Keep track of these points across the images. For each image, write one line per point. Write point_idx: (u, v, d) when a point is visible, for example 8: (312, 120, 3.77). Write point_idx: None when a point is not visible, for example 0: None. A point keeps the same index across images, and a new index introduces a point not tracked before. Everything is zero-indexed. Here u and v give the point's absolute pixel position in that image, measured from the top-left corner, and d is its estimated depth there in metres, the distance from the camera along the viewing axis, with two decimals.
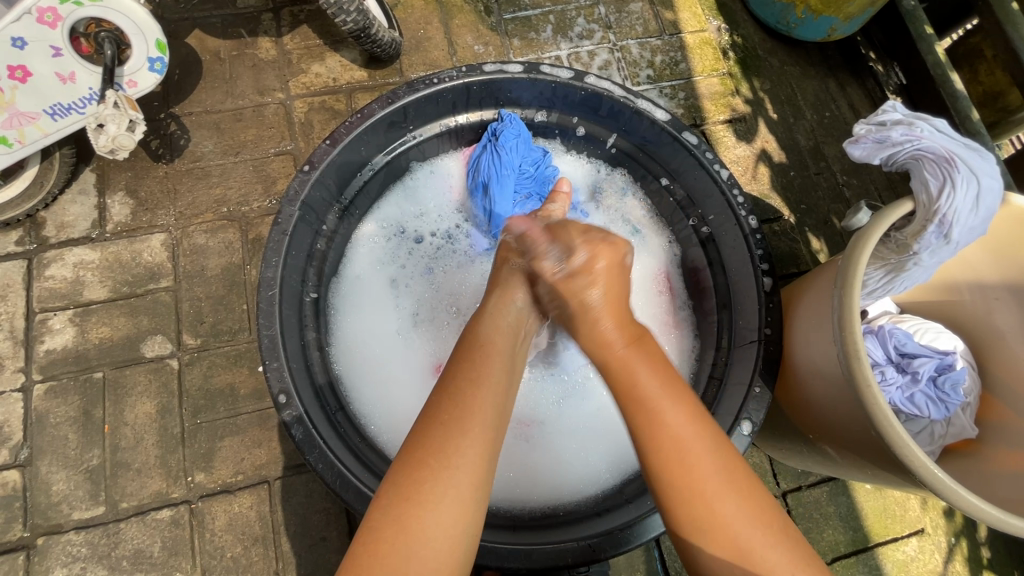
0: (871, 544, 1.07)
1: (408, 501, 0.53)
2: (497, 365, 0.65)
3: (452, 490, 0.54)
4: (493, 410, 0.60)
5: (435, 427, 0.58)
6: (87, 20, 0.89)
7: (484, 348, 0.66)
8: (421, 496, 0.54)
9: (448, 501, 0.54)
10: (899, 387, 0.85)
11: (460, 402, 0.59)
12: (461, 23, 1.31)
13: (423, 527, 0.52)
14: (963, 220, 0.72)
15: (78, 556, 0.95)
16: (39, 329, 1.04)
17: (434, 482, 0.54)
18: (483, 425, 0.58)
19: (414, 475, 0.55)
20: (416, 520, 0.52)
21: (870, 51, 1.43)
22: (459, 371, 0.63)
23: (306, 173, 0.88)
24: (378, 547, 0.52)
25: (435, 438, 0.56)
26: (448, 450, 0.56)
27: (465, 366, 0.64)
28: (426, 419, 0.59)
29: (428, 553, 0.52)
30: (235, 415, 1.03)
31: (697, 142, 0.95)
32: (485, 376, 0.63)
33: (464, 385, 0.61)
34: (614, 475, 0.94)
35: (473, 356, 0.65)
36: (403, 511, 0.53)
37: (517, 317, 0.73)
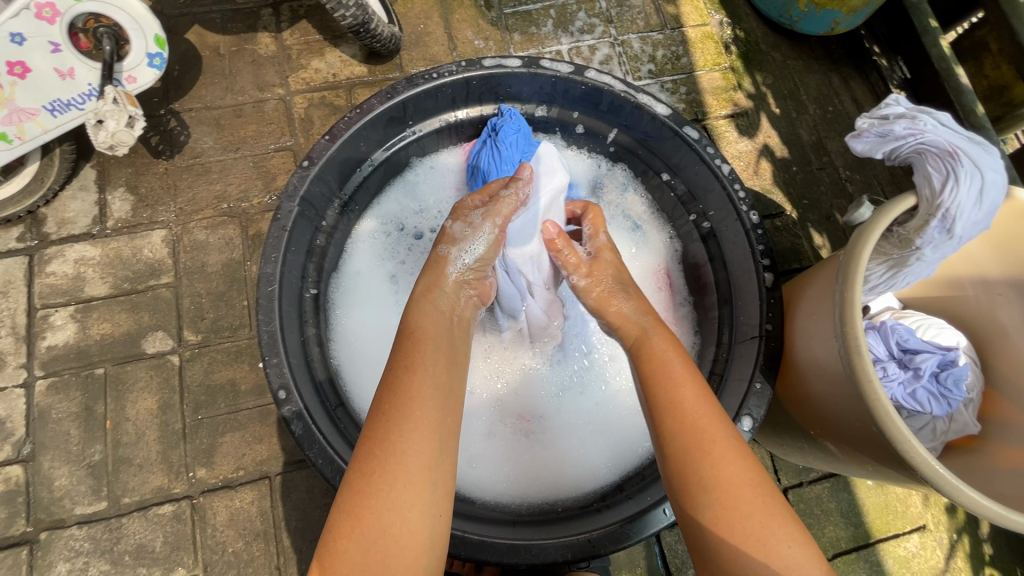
0: (873, 541, 1.07)
1: (362, 493, 0.54)
2: (429, 349, 0.66)
3: (404, 479, 0.55)
4: (432, 393, 0.61)
5: (379, 418, 0.58)
6: (86, 16, 0.89)
7: (416, 335, 0.67)
8: (373, 485, 0.54)
9: (402, 490, 0.54)
10: (900, 382, 0.85)
11: (397, 391, 0.60)
12: (461, 18, 1.30)
13: (382, 520, 0.53)
14: (966, 214, 0.71)
15: (81, 551, 0.95)
16: (41, 326, 1.04)
17: (384, 475, 0.55)
18: (424, 409, 0.59)
19: (366, 468, 0.55)
20: (372, 511, 0.53)
21: (874, 45, 1.41)
22: (393, 361, 0.63)
23: (305, 168, 0.88)
24: (344, 542, 0.52)
25: (381, 431, 0.57)
26: (392, 441, 0.56)
27: (399, 357, 0.64)
28: (371, 414, 0.59)
29: (393, 543, 0.52)
30: (236, 411, 1.03)
31: (698, 137, 0.94)
32: (417, 364, 0.63)
33: (401, 374, 0.61)
34: (612, 471, 0.94)
35: (404, 343, 0.66)
36: (360, 504, 0.54)
37: (447, 301, 0.75)
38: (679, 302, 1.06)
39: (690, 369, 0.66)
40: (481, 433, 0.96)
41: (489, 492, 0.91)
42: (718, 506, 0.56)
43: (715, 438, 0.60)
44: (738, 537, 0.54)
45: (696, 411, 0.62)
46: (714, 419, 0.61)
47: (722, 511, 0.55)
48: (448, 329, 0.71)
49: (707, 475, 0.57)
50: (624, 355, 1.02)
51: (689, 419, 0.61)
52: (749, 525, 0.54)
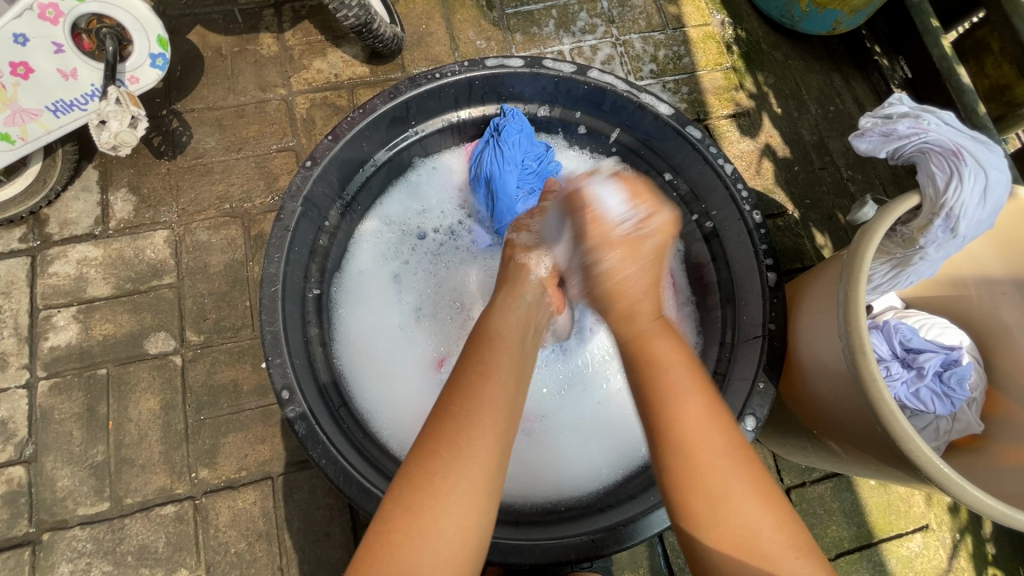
0: (876, 540, 1.07)
1: (423, 491, 0.53)
2: (503, 359, 0.65)
3: (464, 483, 0.54)
4: (505, 401, 0.60)
5: (450, 418, 0.58)
6: (89, 16, 0.89)
7: (493, 342, 0.68)
8: (437, 485, 0.53)
9: (462, 494, 0.54)
10: (904, 382, 0.85)
11: (471, 394, 0.60)
12: (463, 18, 1.30)
13: (437, 520, 0.52)
14: (970, 213, 0.71)
15: (84, 551, 0.95)
16: (43, 326, 1.04)
17: (447, 476, 0.54)
18: (495, 417, 0.58)
19: (428, 466, 0.55)
20: (430, 512, 0.52)
21: (875, 45, 1.41)
22: (469, 364, 0.63)
23: (307, 168, 0.88)
24: (394, 538, 0.52)
25: (448, 431, 0.56)
26: (463, 441, 0.56)
27: (474, 361, 0.64)
28: (441, 411, 0.59)
29: (443, 546, 0.51)
30: (238, 411, 1.03)
31: (700, 136, 0.94)
32: (489, 370, 0.62)
33: (477, 378, 0.61)
34: (615, 471, 0.94)
35: (485, 350, 0.66)
36: (419, 502, 0.53)
37: (525, 310, 0.76)
38: (682, 302, 1.06)
39: (691, 371, 0.61)
40: None
41: None
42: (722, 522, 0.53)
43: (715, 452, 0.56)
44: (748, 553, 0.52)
45: (698, 417, 0.58)
46: (717, 426, 0.57)
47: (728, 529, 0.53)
48: (522, 339, 0.71)
49: (714, 488, 0.54)
50: None
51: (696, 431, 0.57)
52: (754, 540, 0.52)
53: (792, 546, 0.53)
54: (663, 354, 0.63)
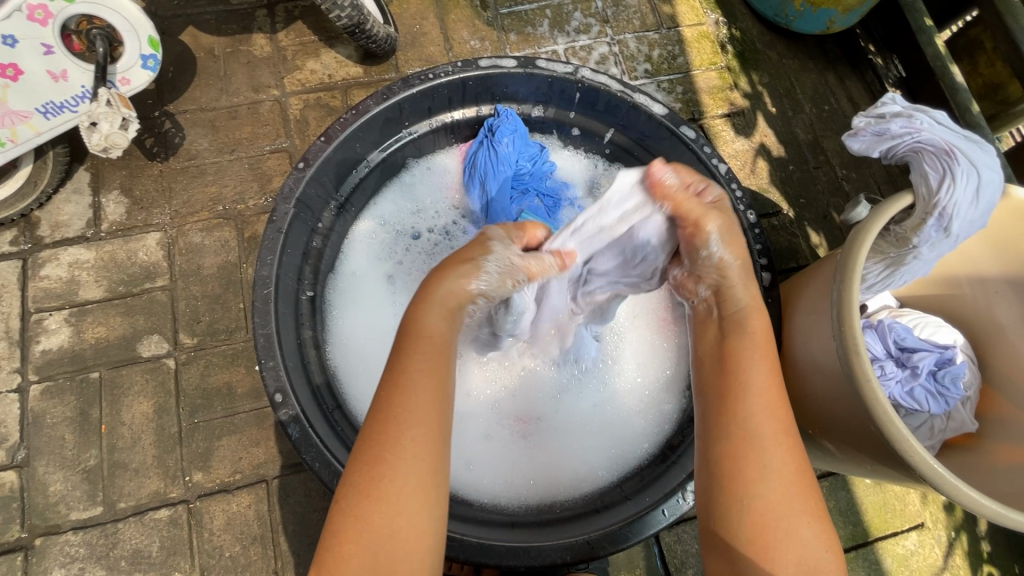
0: (871, 539, 1.07)
1: (367, 498, 0.54)
2: (430, 349, 0.61)
3: (406, 485, 0.54)
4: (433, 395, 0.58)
5: (381, 422, 0.57)
6: (79, 17, 0.88)
7: (419, 334, 0.62)
8: (380, 491, 0.54)
9: (409, 495, 0.54)
10: (898, 381, 0.86)
11: (399, 393, 0.58)
12: (457, 18, 1.30)
13: (388, 522, 0.53)
14: (963, 213, 0.72)
15: (77, 556, 0.94)
16: (34, 330, 1.03)
17: (389, 481, 0.54)
18: (428, 413, 0.57)
19: (367, 474, 0.55)
20: (382, 516, 0.53)
21: (869, 44, 1.42)
22: (400, 355, 0.61)
23: (301, 170, 0.87)
24: (347, 546, 0.53)
25: (381, 439, 0.56)
26: (397, 444, 0.55)
27: (398, 354, 0.61)
28: (374, 414, 0.57)
29: (396, 546, 0.53)
30: (232, 414, 1.03)
31: (694, 136, 0.94)
32: (413, 365, 0.60)
33: (400, 375, 0.59)
34: (611, 472, 0.94)
35: (404, 343, 0.62)
36: (363, 508, 0.54)
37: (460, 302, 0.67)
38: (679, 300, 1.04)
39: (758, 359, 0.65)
40: (479, 435, 0.95)
41: (487, 492, 0.91)
42: (766, 501, 0.56)
43: (773, 433, 0.59)
44: (776, 529, 0.55)
45: (761, 395, 0.61)
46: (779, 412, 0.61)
47: (767, 504, 0.56)
48: (452, 322, 0.66)
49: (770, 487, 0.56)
50: (622, 356, 1.02)
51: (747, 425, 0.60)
52: (789, 515, 0.55)
53: (816, 520, 0.56)
54: (747, 342, 0.66)
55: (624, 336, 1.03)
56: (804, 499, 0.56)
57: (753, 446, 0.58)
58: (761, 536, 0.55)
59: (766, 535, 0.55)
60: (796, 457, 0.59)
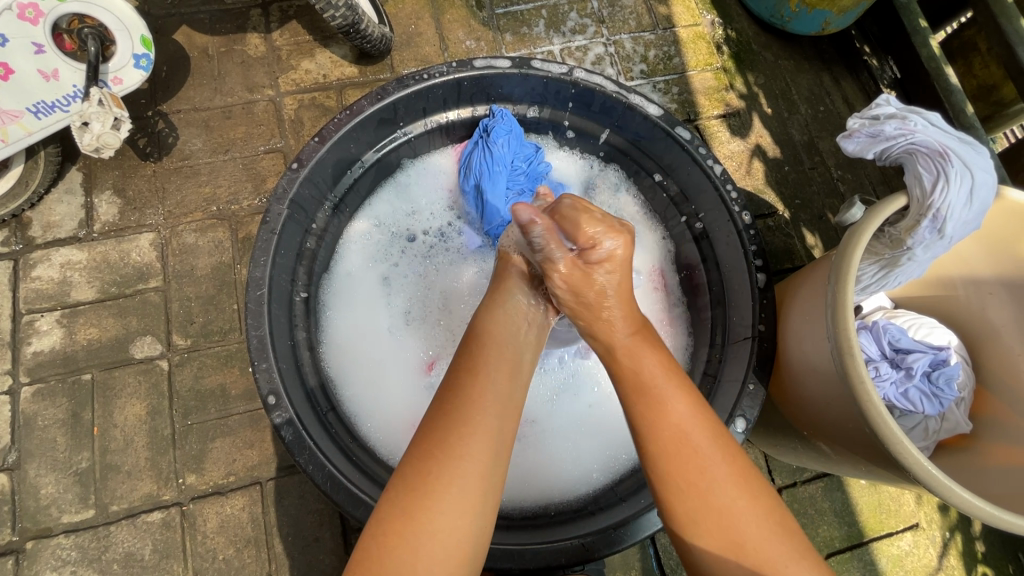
0: (866, 540, 1.07)
1: (417, 494, 0.55)
2: (498, 362, 0.65)
3: (460, 483, 0.55)
4: (497, 402, 0.61)
5: (441, 422, 0.59)
6: (70, 16, 0.88)
7: (482, 339, 0.67)
8: (431, 488, 0.55)
9: (457, 495, 0.55)
10: (893, 382, 0.85)
11: (463, 396, 0.60)
12: (453, 19, 1.30)
13: (434, 521, 0.54)
14: (957, 215, 0.71)
15: (68, 560, 0.94)
16: (26, 331, 1.03)
17: (443, 476, 0.55)
18: (490, 417, 0.59)
19: (420, 471, 0.56)
20: (427, 513, 0.54)
21: (864, 45, 1.42)
22: (461, 364, 0.64)
23: (294, 171, 0.87)
24: (390, 539, 0.53)
25: (445, 432, 0.58)
26: (451, 442, 0.57)
27: (472, 364, 0.64)
28: (439, 411, 0.60)
29: (438, 544, 0.53)
30: (226, 416, 1.02)
31: (690, 137, 0.94)
32: (486, 375, 0.63)
33: (467, 381, 0.62)
34: (605, 475, 0.93)
35: (474, 348, 0.66)
36: (412, 505, 0.54)
37: (516, 309, 0.72)
38: (673, 304, 1.05)
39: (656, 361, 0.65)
40: None
41: None
42: (693, 497, 0.57)
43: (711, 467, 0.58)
44: (717, 527, 0.55)
45: (658, 398, 0.61)
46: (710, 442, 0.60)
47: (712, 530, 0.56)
48: (516, 335, 0.70)
49: (704, 489, 0.57)
50: None
51: (679, 428, 0.60)
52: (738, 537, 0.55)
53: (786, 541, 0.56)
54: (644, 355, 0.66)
55: None
56: (740, 495, 0.57)
57: (677, 447, 0.59)
58: (722, 568, 0.55)
59: (706, 535, 0.56)
60: (745, 481, 0.58)
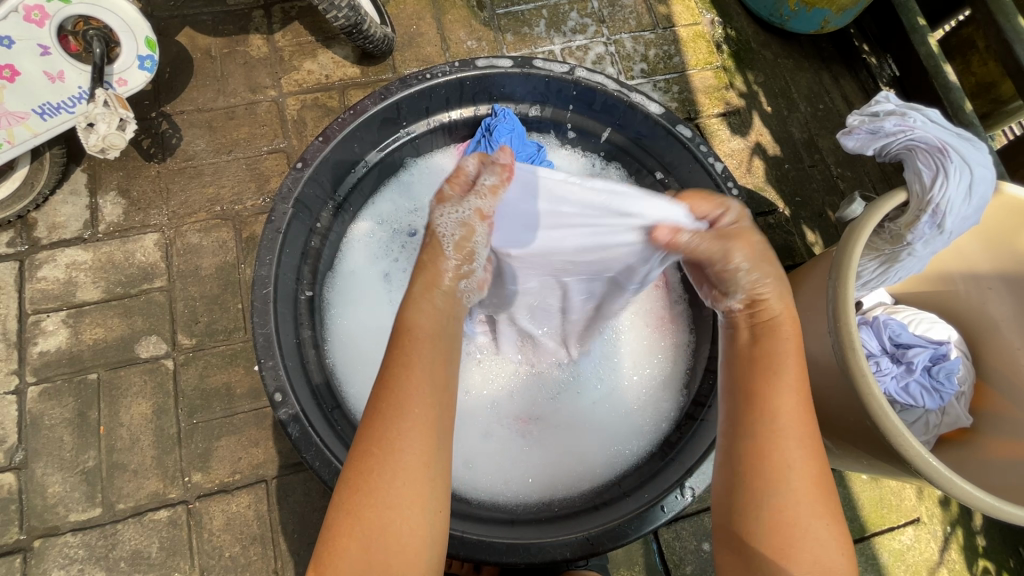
0: (868, 534, 1.07)
1: (360, 495, 0.54)
2: (427, 345, 0.60)
3: (403, 479, 0.54)
4: (427, 390, 0.57)
5: (377, 416, 0.56)
6: (76, 18, 0.89)
7: (410, 327, 0.62)
8: (370, 488, 0.53)
9: (403, 491, 0.53)
10: (893, 377, 0.87)
11: (389, 390, 0.57)
12: (454, 19, 1.30)
13: (384, 519, 0.53)
14: (956, 210, 0.72)
15: (76, 558, 0.94)
16: (32, 331, 1.03)
17: (383, 474, 0.54)
18: (421, 408, 0.56)
19: (358, 472, 0.54)
20: (372, 512, 0.53)
21: (864, 43, 1.42)
22: (390, 352, 0.60)
23: (299, 170, 0.88)
24: (342, 544, 0.53)
25: (377, 429, 0.55)
26: (384, 441, 0.55)
27: (397, 348, 0.60)
28: (369, 406, 0.57)
29: (393, 543, 0.52)
30: (231, 414, 1.03)
31: (691, 135, 0.95)
32: (412, 362, 0.59)
33: (393, 372, 0.58)
34: (609, 471, 0.94)
35: (403, 330, 0.61)
36: (356, 505, 0.53)
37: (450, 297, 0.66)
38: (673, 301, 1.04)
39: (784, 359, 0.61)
40: (478, 433, 0.96)
41: (487, 489, 0.91)
42: (787, 502, 0.53)
43: (800, 450, 0.56)
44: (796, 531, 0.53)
45: (789, 401, 0.58)
46: (809, 417, 0.58)
47: (784, 511, 0.53)
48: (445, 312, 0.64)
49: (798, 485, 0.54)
50: (621, 354, 1.01)
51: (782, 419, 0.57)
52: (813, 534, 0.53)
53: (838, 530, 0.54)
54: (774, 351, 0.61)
55: (624, 334, 1.02)
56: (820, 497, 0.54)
57: (778, 447, 0.55)
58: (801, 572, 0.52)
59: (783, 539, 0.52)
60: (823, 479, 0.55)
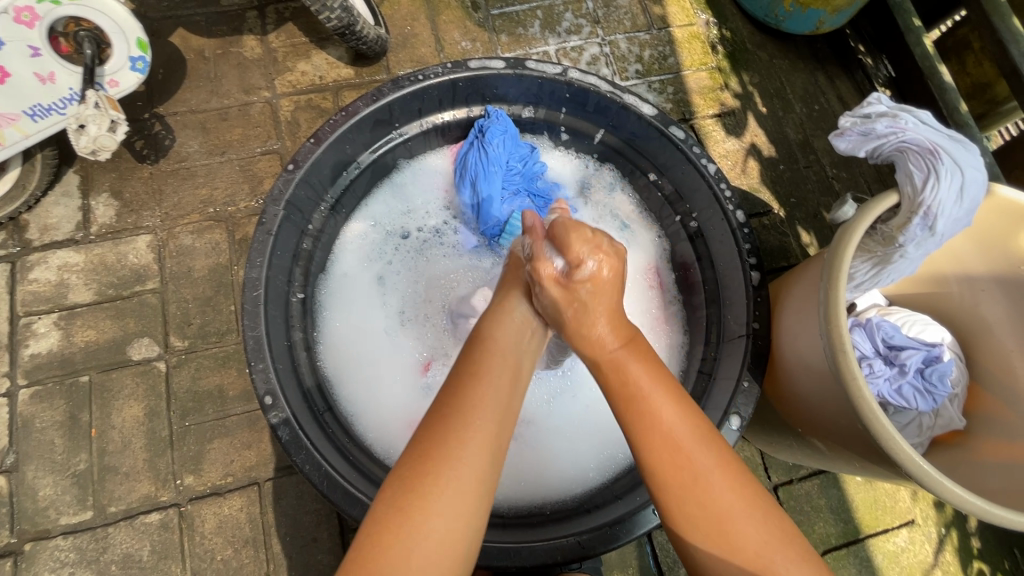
0: (862, 536, 1.07)
1: (413, 496, 0.54)
2: (501, 364, 0.65)
3: (456, 486, 0.55)
4: (496, 405, 0.61)
5: (440, 422, 0.58)
6: (66, 20, 0.88)
7: (486, 344, 0.67)
8: (430, 489, 0.54)
9: (455, 496, 0.54)
10: (887, 378, 0.85)
11: (463, 399, 0.60)
12: (449, 19, 1.30)
13: (429, 522, 0.53)
14: (947, 211, 0.72)
15: (66, 561, 0.94)
16: (24, 333, 1.03)
17: (439, 478, 0.55)
18: (486, 420, 0.59)
19: (417, 471, 0.55)
20: (421, 514, 0.53)
21: (859, 44, 1.42)
22: (463, 367, 0.64)
23: (290, 172, 0.87)
24: (383, 543, 0.52)
25: (440, 434, 0.57)
26: (451, 446, 0.56)
27: (471, 364, 0.64)
28: (431, 415, 0.60)
29: (434, 548, 0.52)
30: (224, 416, 1.02)
31: (684, 136, 0.94)
32: (485, 377, 0.63)
33: (466, 384, 0.61)
34: (601, 474, 0.94)
35: (476, 351, 0.66)
36: (407, 506, 0.53)
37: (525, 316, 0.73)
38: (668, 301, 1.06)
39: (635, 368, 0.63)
40: None
41: None
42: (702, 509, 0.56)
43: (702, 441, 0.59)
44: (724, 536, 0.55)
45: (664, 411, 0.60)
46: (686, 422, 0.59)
47: (709, 510, 0.56)
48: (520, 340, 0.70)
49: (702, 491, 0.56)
50: None
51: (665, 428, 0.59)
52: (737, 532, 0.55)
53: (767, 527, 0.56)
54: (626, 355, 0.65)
55: None
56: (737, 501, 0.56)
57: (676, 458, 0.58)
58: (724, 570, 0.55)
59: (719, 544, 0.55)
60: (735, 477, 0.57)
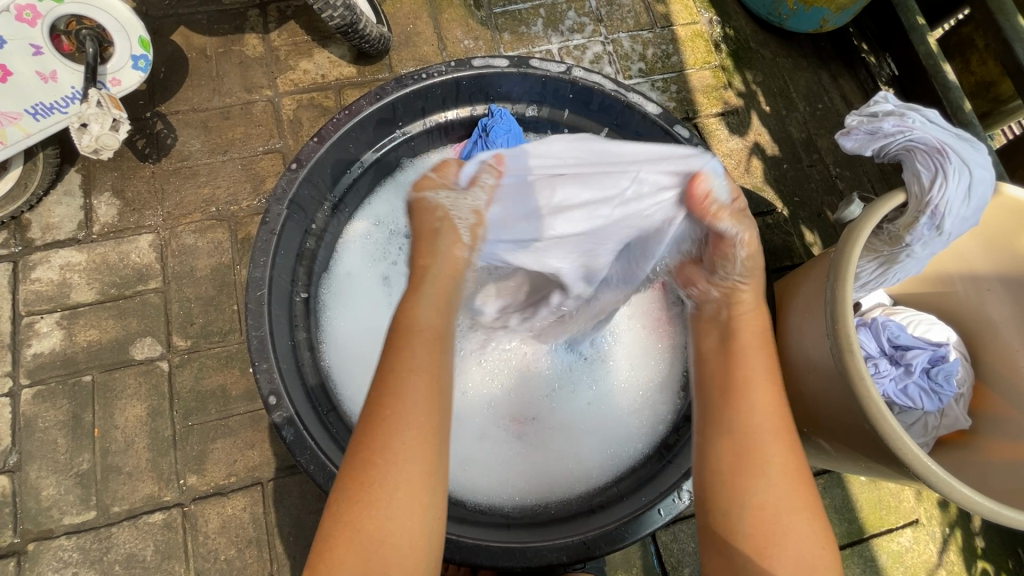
0: (866, 536, 1.07)
1: (357, 506, 0.53)
2: (426, 344, 0.59)
3: (398, 490, 0.53)
4: (423, 396, 0.56)
5: (369, 425, 0.55)
6: (68, 17, 0.87)
7: (407, 324, 0.60)
8: (370, 497, 0.53)
9: (398, 500, 0.53)
10: (892, 378, 0.86)
11: (386, 396, 0.56)
12: (451, 18, 1.30)
13: (378, 527, 0.53)
14: (955, 211, 0.72)
15: (70, 561, 0.94)
16: (26, 333, 1.03)
17: (379, 486, 0.53)
18: (415, 416, 0.56)
19: (357, 480, 0.54)
20: (367, 523, 0.53)
21: (863, 42, 1.42)
22: (385, 356, 0.58)
23: (294, 171, 0.87)
24: (339, 551, 0.53)
25: (371, 438, 0.55)
26: (385, 449, 0.54)
27: (392, 351, 0.59)
28: (362, 415, 0.57)
29: (392, 551, 0.52)
30: (226, 416, 1.02)
31: (688, 135, 0.95)
32: (408, 365, 0.57)
33: (390, 379, 0.57)
34: (605, 472, 0.93)
35: (396, 332, 0.60)
36: (354, 516, 0.53)
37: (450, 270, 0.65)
38: (670, 302, 1.01)
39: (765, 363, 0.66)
40: (473, 436, 0.95)
41: (481, 493, 0.91)
42: (763, 497, 0.58)
43: (776, 447, 0.60)
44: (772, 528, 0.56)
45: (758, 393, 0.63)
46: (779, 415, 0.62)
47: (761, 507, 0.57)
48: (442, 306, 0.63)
49: (764, 479, 0.58)
50: (618, 355, 1.01)
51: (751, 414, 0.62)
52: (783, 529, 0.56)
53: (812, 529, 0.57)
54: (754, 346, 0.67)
55: (619, 333, 1.02)
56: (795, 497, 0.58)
57: (748, 448, 0.60)
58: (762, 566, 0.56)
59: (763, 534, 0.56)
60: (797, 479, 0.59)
